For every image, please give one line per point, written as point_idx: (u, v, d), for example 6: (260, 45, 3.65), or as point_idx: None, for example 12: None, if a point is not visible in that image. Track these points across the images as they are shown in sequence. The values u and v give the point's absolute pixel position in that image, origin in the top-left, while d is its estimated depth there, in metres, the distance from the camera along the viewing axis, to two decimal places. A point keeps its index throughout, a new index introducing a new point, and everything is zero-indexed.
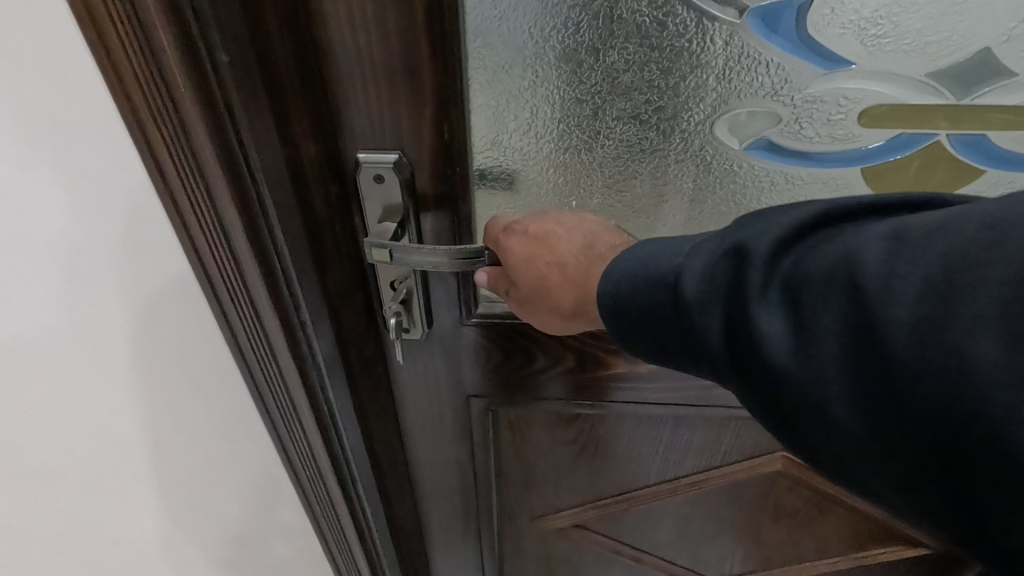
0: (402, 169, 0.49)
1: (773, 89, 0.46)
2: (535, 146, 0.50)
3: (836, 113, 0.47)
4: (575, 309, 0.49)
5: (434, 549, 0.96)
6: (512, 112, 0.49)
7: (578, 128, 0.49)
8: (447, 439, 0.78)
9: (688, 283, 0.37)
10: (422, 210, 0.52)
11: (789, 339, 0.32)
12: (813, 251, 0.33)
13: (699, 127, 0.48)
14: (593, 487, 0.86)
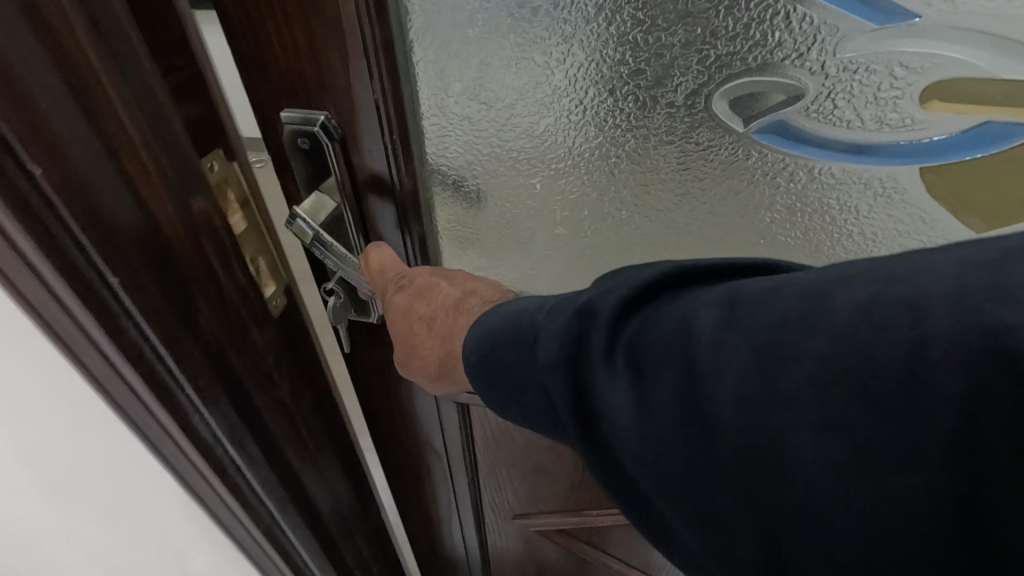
0: (321, 134, 0.36)
1: (795, 50, 0.34)
2: (484, 120, 0.41)
3: (886, 88, 0.34)
4: (447, 360, 0.37)
5: (422, 551, 0.90)
6: (456, 68, 0.38)
7: (534, 94, 0.39)
8: (414, 441, 0.69)
9: (540, 345, 0.28)
10: (361, 191, 0.39)
11: (635, 408, 0.24)
12: (653, 312, 0.26)
13: (691, 99, 0.37)
14: (583, 502, 0.74)
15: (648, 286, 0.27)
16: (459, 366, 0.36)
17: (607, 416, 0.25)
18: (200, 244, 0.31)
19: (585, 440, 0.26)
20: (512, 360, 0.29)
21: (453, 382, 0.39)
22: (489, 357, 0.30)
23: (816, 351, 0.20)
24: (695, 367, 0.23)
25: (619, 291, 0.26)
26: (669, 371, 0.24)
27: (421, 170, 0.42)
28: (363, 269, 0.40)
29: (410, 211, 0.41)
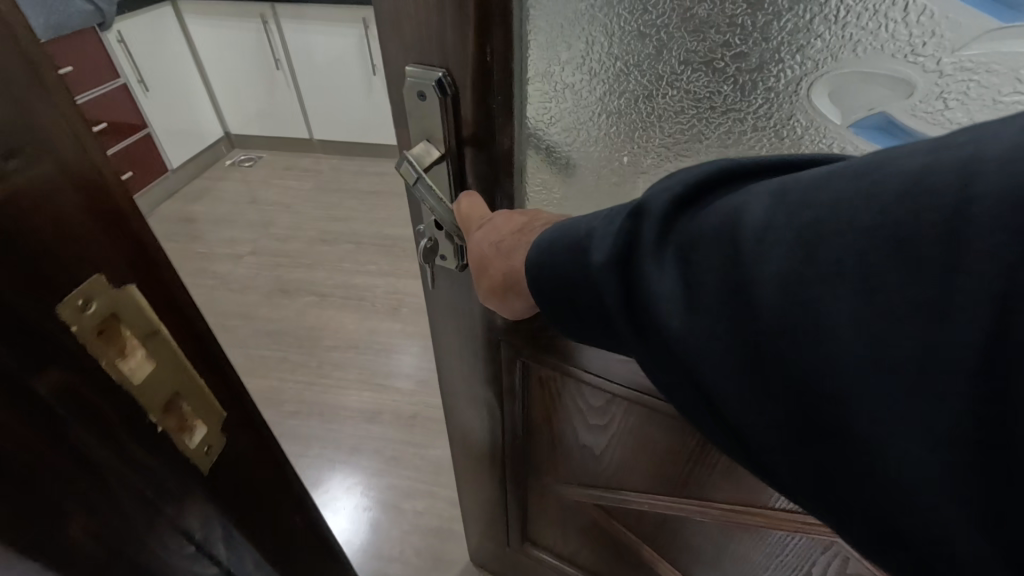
0: (436, 92, 0.39)
1: (909, 46, 0.34)
2: (587, 90, 0.43)
3: (1010, 90, 0.33)
4: (504, 281, 0.40)
5: (466, 478, 0.94)
6: (566, 39, 0.41)
7: (639, 72, 0.42)
8: (477, 379, 0.74)
9: (591, 251, 0.30)
10: (463, 142, 0.43)
11: (680, 297, 0.26)
12: (703, 209, 0.27)
13: (793, 86, 0.39)
14: (634, 475, 0.71)
15: (700, 184, 0.28)
16: (516, 287, 0.40)
17: (648, 314, 0.27)
18: (77, 411, 0.26)
19: (635, 322, 0.28)
20: (568, 269, 0.32)
21: (510, 302, 0.42)
22: (545, 274, 0.33)
23: (871, 240, 0.21)
24: (742, 248, 0.24)
25: (670, 187, 0.28)
26: (716, 256, 0.25)
27: (521, 133, 0.44)
28: (452, 220, 0.44)
29: (507, 173, 0.44)
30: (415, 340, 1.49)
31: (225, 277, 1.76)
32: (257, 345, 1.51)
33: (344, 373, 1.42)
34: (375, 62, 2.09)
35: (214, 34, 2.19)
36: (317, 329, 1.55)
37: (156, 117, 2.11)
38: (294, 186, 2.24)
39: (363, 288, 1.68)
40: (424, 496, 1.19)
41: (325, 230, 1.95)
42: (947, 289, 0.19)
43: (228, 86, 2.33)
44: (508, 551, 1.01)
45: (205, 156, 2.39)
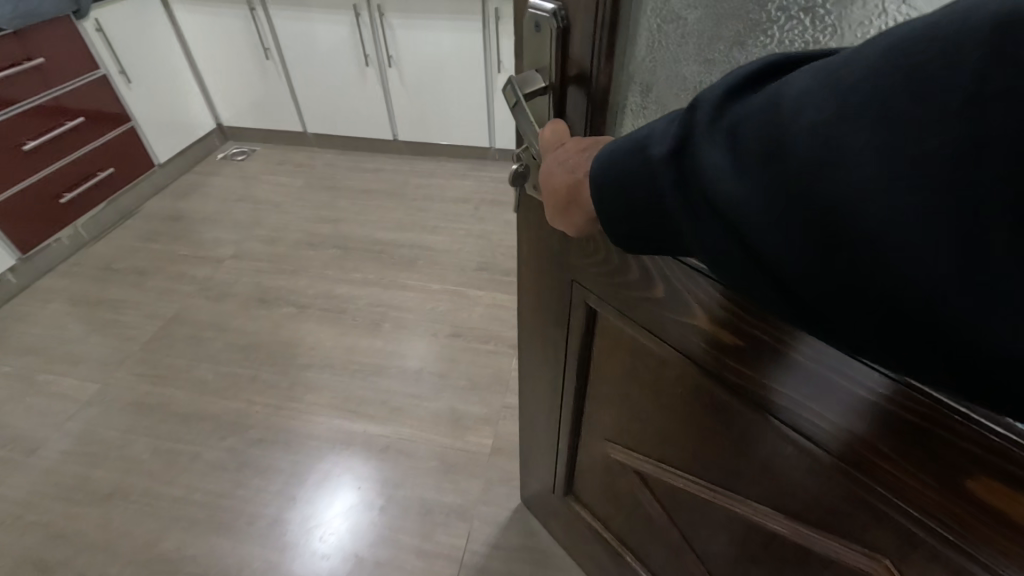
0: (553, 23, 0.42)
1: None
2: (689, 36, 0.43)
3: None
4: (568, 194, 0.41)
5: (527, 419, 0.93)
6: None
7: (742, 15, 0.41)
8: (548, 320, 0.73)
9: (652, 145, 0.30)
10: (568, 75, 0.45)
11: (731, 170, 0.26)
12: (751, 97, 0.27)
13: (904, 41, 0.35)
14: (671, 455, 0.63)
15: (745, 81, 0.28)
16: (578, 201, 0.40)
17: (703, 194, 0.27)
18: None
19: (687, 200, 0.28)
20: (633, 168, 0.31)
21: (570, 219, 0.43)
22: (609, 178, 0.33)
23: (894, 85, 0.21)
24: (785, 114, 0.24)
25: (725, 80, 0.28)
26: (761, 130, 0.25)
27: (622, 74, 0.45)
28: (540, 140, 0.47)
29: (602, 111, 0.46)
30: (394, 363, 1.41)
31: (204, 282, 1.70)
32: (229, 360, 1.44)
33: (317, 398, 1.33)
34: (368, 52, 2.02)
35: (201, 22, 2.10)
36: (293, 344, 1.48)
37: (142, 109, 2.02)
38: (280, 181, 2.20)
39: (346, 298, 1.62)
40: (388, 545, 1.07)
41: (307, 240, 1.86)
42: (966, 99, 0.19)
43: (219, 78, 2.26)
44: (554, 502, 0.99)
45: (198, 148, 2.35)
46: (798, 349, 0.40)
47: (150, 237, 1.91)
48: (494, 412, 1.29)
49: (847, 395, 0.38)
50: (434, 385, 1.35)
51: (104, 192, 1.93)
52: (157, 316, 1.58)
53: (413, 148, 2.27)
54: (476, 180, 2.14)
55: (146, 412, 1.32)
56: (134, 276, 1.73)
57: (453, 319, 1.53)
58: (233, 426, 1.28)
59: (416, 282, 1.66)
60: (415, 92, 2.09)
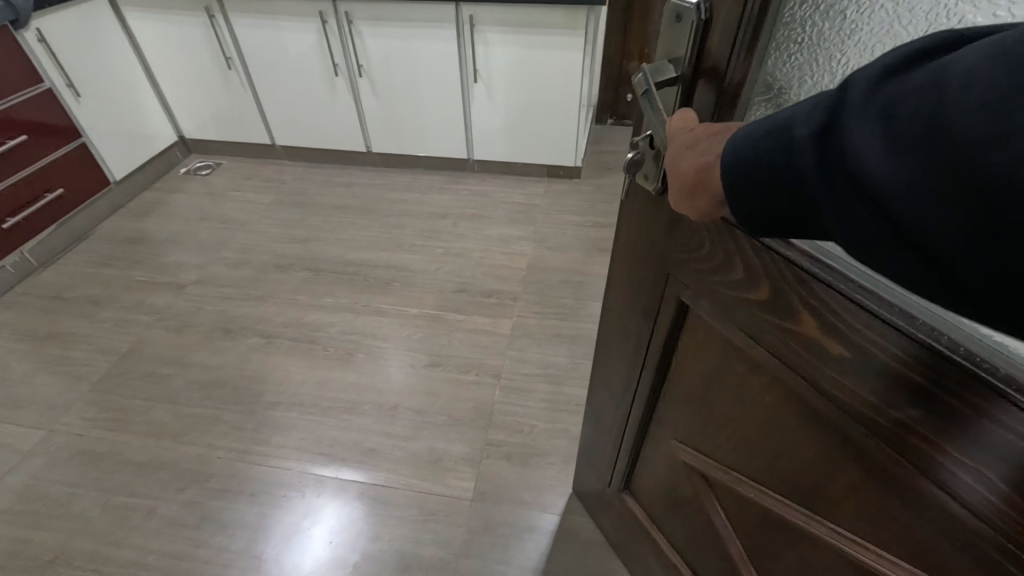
0: (693, 16, 0.40)
1: None
2: (841, 45, 0.38)
3: None
4: (697, 177, 0.36)
5: (595, 403, 0.92)
6: None
7: (907, 24, 0.35)
8: (631, 314, 0.71)
9: (795, 128, 0.28)
10: (700, 68, 0.43)
11: (887, 157, 0.23)
12: (914, 72, 0.24)
13: None
14: (745, 460, 0.60)
15: (923, 51, 0.24)
16: (707, 184, 0.36)
17: (850, 180, 0.25)
18: None
19: (831, 183, 0.26)
20: (770, 149, 0.29)
21: (699, 206, 0.38)
22: (743, 158, 0.30)
23: None
24: (951, 96, 0.22)
25: (881, 60, 0.25)
26: (921, 113, 0.22)
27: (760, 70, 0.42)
28: (663, 129, 0.44)
29: (731, 106, 0.43)
30: (367, 397, 1.33)
31: (163, 311, 1.59)
32: (189, 400, 1.33)
33: (285, 439, 1.24)
34: (337, 61, 1.92)
35: (158, 30, 1.97)
36: (260, 379, 1.38)
37: (95, 123, 1.89)
38: (247, 197, 2.09)
39: (317, 326, 1.52)
40: None
41: (275, 262, 1.76)
42: None
43: (179, 88, 2.13)
44: (608, 494, 0.99)
45: (158, 162, 2.21)
46: (918, 371, 0.36)
47: (104, 261, 1.78)
48: (475, 451, 1.21)
49: (965, 423, 0.35)
50: (411, 422, 1.27)
51: (53, 213, 1.79)
52: (110, 351, 1.46)
53: (387, 160, 2.19)
54: (454, 193, 2.05)
55: (94, 463, 1.20)
56: (86, 306, 1.60)
57: (431, 346, 1.45)
58: (193, 475, 1.18)
59: (391, 306, 1.58)
60: (389, 102, 2.00)
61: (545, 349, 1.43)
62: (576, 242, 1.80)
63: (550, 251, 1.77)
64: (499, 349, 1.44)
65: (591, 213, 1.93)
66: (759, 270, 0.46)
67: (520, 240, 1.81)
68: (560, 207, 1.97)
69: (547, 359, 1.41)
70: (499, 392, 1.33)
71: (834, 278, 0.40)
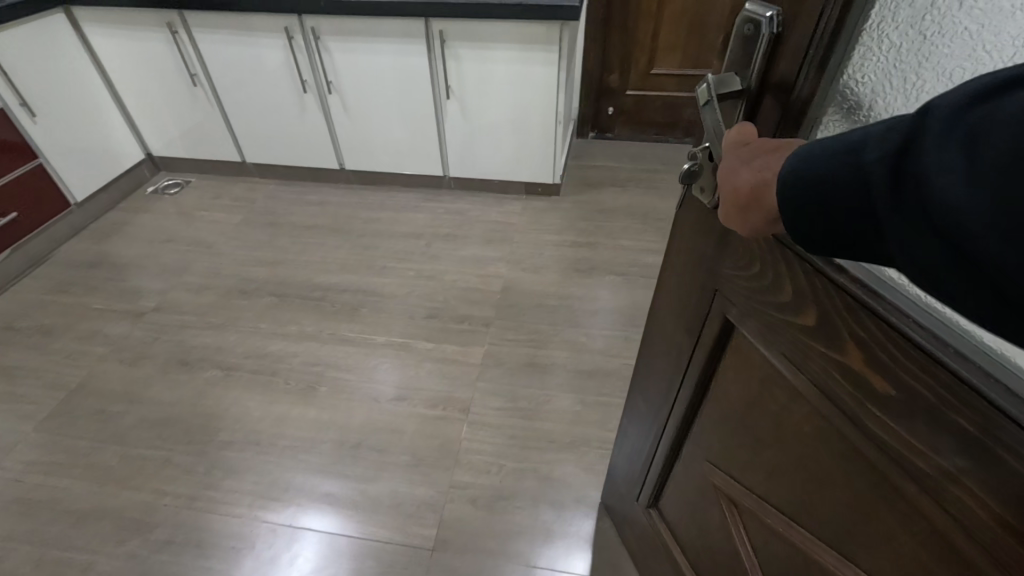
0: (765, 29, 0.37)
1: None
2: (919, 67, 0.35)
3: None
4: (751, 193, 0.37)
5: (630, 415, 0.87)
6: None
7: (995, 48, 0.32)
8: (673, 330, 0.67)
9: (867, 151, 0.28)
10: (769, 84, 0.40)
11: (964, 184, 0.23)
12: (1003, 96, 0.23)
13: None
14: (775, 492, 0.55)
15: (1008, 78, 0.23)
16: (761, 202, 0.36)
17: (922, 206, 0.25)
18: None
19: (896, 202, 0.26)
20: (833, 169, 0.29)
21: (750, 222, 0.38)
22: (803, 177, 0.31)
23: None
24: None
25: (968, 84, 0.24)
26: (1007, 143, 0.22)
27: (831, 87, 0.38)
28: (720, 141, 0.42)
29: (795, 127, 0.40)
30: (328, 435, 1.26)
31: (118, 341, 1.51)
32: (138, 441, 1.25)
33: (237, 483, 1.17)
34: (305, 78, 1.85)
35: (119, 45, 1.89)
36: (215, 416, 1.30)
37: (54, 144, 1.82)
38: (215, 216, 2.02)
39: (280, 356, 1.45)
40: None
41: (239, 287, 1.68)
42: None
43: (145, 104, 2.06)
44: (634, 508, 0.95)
45: (124, 181, 2.14)
46: (967, 417, 0.32)
47: (61, 287, 1.71)
48: (439, 495, 1.14)
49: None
50: (372, 462, 1.20)
51: (6, 238, 1.72)
52: (59, 386, 1.38)
53: (361, 177, 2.13)
54: (429, 212, 1.99)
55: (32, 512, 1.13)
56: (37, 337, 1.53)
57: (398, 378, 1.38)
58: (136, 526, 1.10)
59: (358, 334, 1.51)
60: (361, 118, 1.94)
61: (518, 380, 1.37)
62: (554, 263, 1.74)
63: (527, 273, 1.70)
64: (470, 381, 1.37)
65: (570, 231, 1.87)
66: (808, 294, 0.42)
67: (495, 262, 1.75)
68: (538, 226, 1.91)
69: (519, 392, 1.34)
70: (468, 428, 1.26)
71: (893, 311, 0.36)
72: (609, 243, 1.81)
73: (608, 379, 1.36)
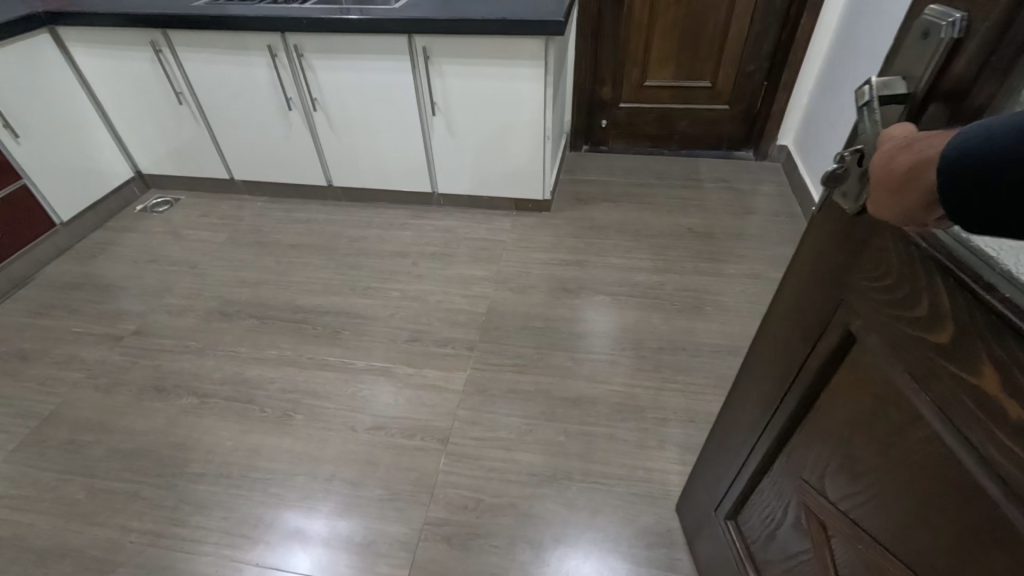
0: (944, 34, 0.33)
1: None
2: None
3: None
4: (911, 170, 0.32)
5: (725, 424, 0.82)
6: None
7: None
8: (784, 340, 0.61)
9: None
10: (940, 91, 0.35)
11: None
12: None
13: None
14: (876, 520, 0.50)
15: None
16: (919, 182, 0.32)
17: None
18: None
19: None
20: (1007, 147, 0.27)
21: (901, 206, 0.33)
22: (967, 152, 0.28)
23: None
24: None
25: None
26: None
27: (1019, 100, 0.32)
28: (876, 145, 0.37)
29: None
30: (302, 467, 1.21)
31: (95, 366, 1.48)
32: (106, 474, 1.22)
33: (205, 519, 1.13)
34: (289, 95, 1.83)
35: (104, 64, 1.88)
36: (188, 446, 1.27)
37: (39, 165, 1.80)
38: (201, 235, 2.00)
39: (257, 383, 1.41)
40: None
41: (220, 309, 1.65)
42: None
43: (133, 124, 2.05)
44: (713, 519, 0.91)
45: (113, 200, 2.13)
46: None
47: (42, 310, 1.69)
48: (410, 534, 1.09)
49: None
50: (344, 496, 1.16)
51: None
52: (31, 415, 1.36)
53: (349, 194, 2.10)
54: (417, 229, 1.95)
55: None
56: (14, 362, 1.50)
57: (376, 406, 1.34)
58: (98, 566, 1.06)
59: (338, 359, 1.47)
60: (346, 135, 1.91)
61: (499, 408, 1.32)
62: (542, 283, 1.69)
63: (513, 294, 1.66)
64: (450, 409, 1.32)
65: (559, 249, 1.82)
66: (944, 307, 0.37)
67: (482, 281, 1.71)
68: (527, 243, 1.87)
69: (500, 422, 1.29)
70: (445, 460, 1.21)
71: None
72: (599, 261, 1.76)
73: (593, 408, 1.31)
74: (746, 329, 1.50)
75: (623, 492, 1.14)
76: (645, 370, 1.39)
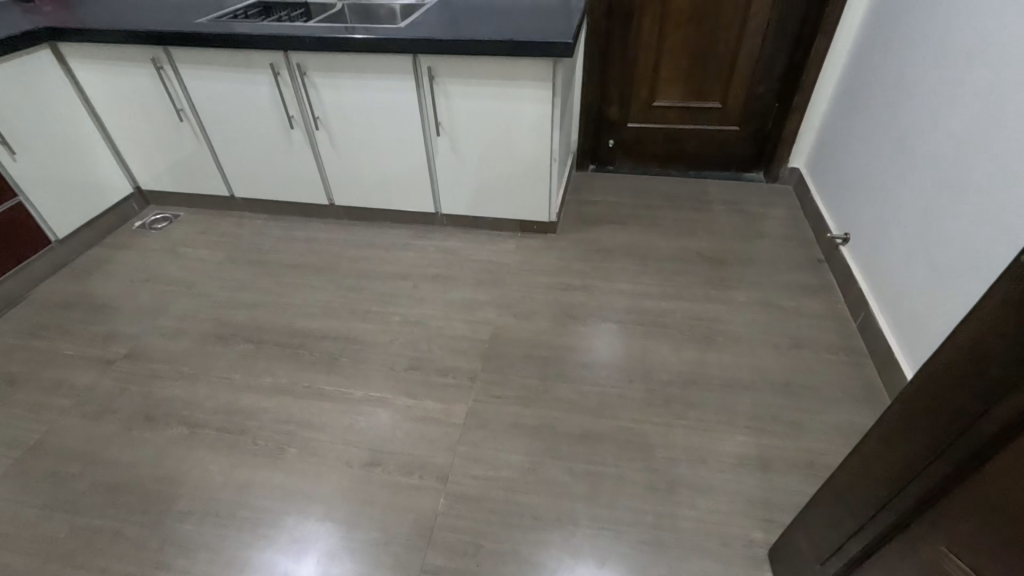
0: None
1: None
2: None
3: None
4: None
5: (842, 479, 0.76)
6: None
7: None
8: (947, 401, 0.56)
9: None
10: None
11: None
12: None
13: None
14: None
15: None
16: None
17: None
18: None
19: None
20: None
21: None
22: None
23: None
24: None
25: None
26: None
27: None
28: None
29: None
30: (295, 506, 1.16)
31: (84, 392, 1.43)
32: (90, 510, 1.16)
33: (191, 563, 1.07)
34: (291, 113, 1.80)
35: (106, 81, 1.86)
36: (176, 480, 1.21)
37: (37, 181, 1.77)
38: (200, 253, 1.96)
39: (250, 413, 1.36)
40: None
41: (215, 333, 1.60)
42: None
43: (134, 141, 2.03)
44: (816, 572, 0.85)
45: (111, 216, 2.10)
46: None
47: (32, 331, 1.64)
48: None
49: None
50: (337, 539, 1.10)
51: None
52: (15, 444, 1.31)
53: (351, 213, 2.06)
54: (419, 250, 1.91)
55: None
56: (0, 387, 1.45)
57: (373, 440, 1.28)
58: None
59: (335, 388, 1.41)
60: (348, 154, 1.88)
61: (501, 444, 1.26)
62: (547, 308, 1.64)
63: (516, 320, 1.60)
64: (450, 444, 1.27)
65: (564, 273, 1.78)
66: None
67: (485, 306, 1.66)
68: (532, 266, 1.82)
69: (502, 459, 1.23)
70: (443, 501, 1.16)
71: None
72: (607, 286, 1.71)
73: (601, 445, 1.25)
74: (760, 362, 1.44)
75: (633, 538, 1.08)
76: (655, 405, 1.34)
